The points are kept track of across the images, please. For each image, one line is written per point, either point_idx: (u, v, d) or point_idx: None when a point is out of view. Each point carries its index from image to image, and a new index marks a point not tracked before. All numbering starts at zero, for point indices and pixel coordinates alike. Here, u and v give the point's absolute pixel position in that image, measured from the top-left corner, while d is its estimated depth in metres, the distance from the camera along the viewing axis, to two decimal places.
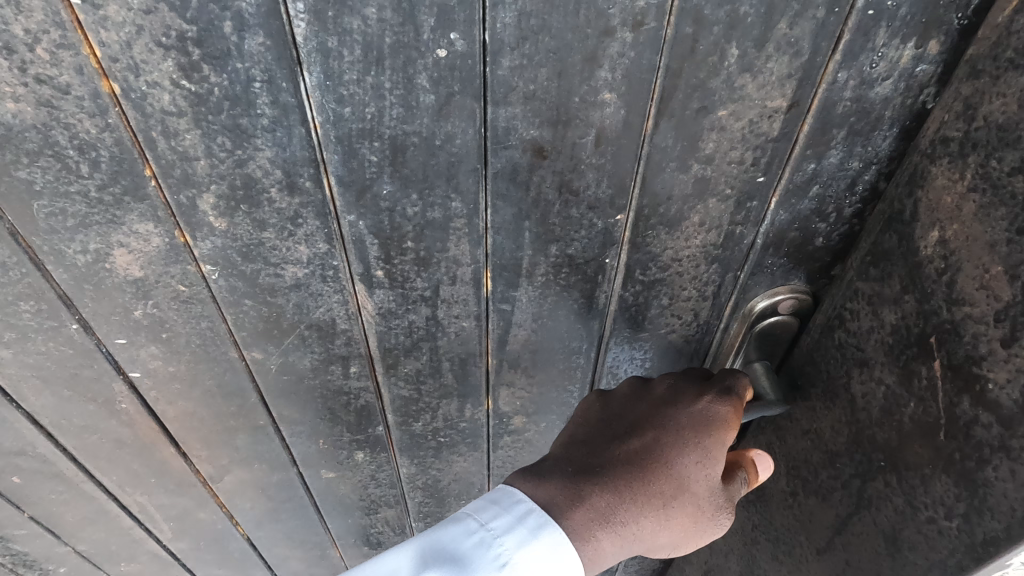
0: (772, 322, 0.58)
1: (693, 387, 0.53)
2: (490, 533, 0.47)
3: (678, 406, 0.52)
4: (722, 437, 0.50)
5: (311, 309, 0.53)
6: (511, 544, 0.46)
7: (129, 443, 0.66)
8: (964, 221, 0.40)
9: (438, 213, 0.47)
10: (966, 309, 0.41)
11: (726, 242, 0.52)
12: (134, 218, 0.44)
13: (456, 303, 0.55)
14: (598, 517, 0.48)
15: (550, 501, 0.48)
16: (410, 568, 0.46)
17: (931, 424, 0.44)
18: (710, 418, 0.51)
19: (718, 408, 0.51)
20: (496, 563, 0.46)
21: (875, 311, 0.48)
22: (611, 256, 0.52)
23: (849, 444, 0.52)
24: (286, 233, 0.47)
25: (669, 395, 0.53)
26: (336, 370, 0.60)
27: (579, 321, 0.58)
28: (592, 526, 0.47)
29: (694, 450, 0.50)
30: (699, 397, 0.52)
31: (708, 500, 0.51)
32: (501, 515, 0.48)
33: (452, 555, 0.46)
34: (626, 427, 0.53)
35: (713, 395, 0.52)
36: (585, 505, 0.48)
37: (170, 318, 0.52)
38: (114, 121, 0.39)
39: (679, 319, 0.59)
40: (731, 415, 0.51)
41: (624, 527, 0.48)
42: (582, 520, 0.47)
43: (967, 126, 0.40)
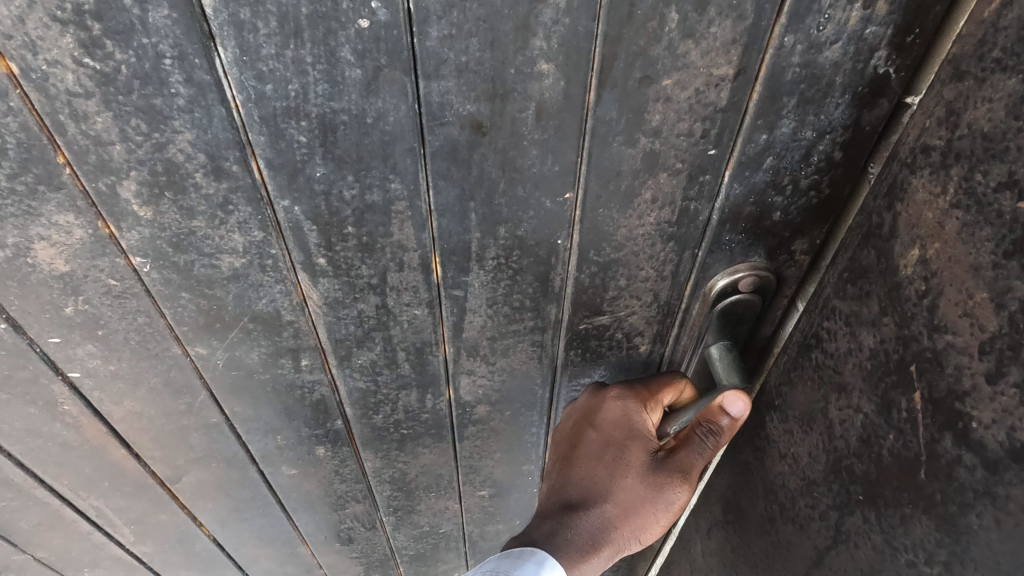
0: (733, 300, 0.57)
1: (605, 389, 0.61)
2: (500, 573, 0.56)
3: (594, 415, 0.61)
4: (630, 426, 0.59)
5: (253, 301, 0.51)
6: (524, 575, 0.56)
7: (77, 446, 0.64)
8: (947, 242, 0.39)
9: (377, 195, 0.45)
10: (948, 338, 0.39)
11: (681, 219, 0.50)
12: (51, 208, 0.42)
13: (406, 290, 0.53)
14: (574, 533, 0.58)
15: (534, 539, 0.59)
16: None
17: (911, 461, 0.42)
18: (615, 414, 0.60)
19: (619, 405, 0.60)
20: None
21: (853, 333, 0.47)
22: (564, 237, 0.50)
23: (829, 473, 0.51)
24: (217, 221, 0.44)
25: (589, 406, 0.62)
26: (286, 363, 0.58)
27: (536, 305, 0.56)
28: (568, 543, 0.58)
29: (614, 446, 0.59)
30: (606, 400, 0.61)
31: (654, 482, 0.58)
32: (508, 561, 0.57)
33: None
34: (571, 446, 0.62)
35: (615, 394, 0.60)
36: (560, 529, 0.59)
37: (104, 314, 0.50)
38: (16, 104, 0.36)
39: (639, 300, 0.57)
40: (632, 405, 0.59)
41: (597, 534, 0.58)
42: (561, 542, 0.58)
43: (949, 134, 0.39)
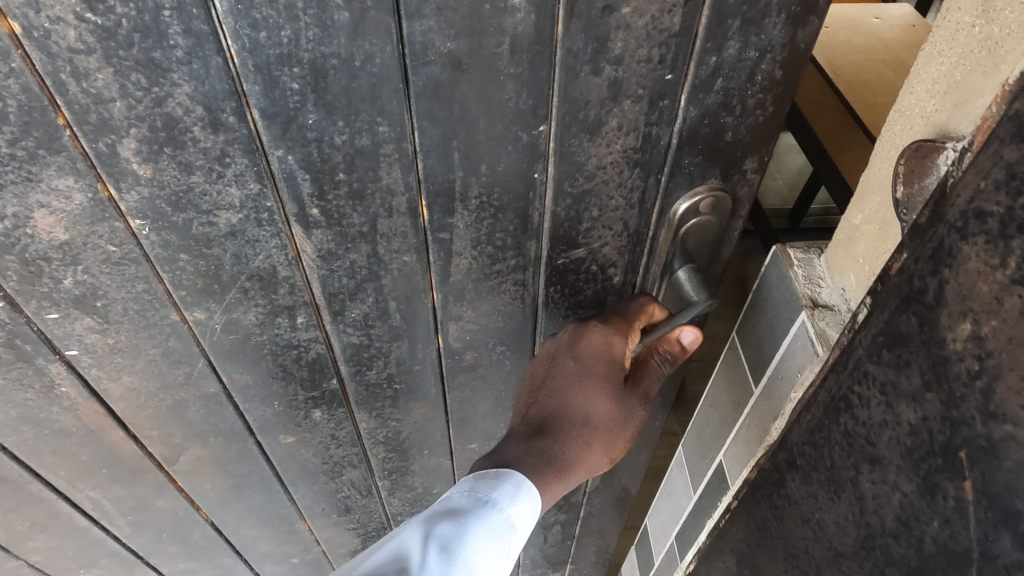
0: (694, 223, 0.62)
1: (590, 323, 0.63)
2: (483, 496, 0.61)
3: (576, 348, 0.63)
4: (613, 359, 0.61)
5: (250, 258, 0.53)
6: (507, 502, 0.61)
7: (74, 433, 0.64)
8: (1006, 320, 0.29)
9: (366, 139, 0.47)
10: (1007, 429, 0.29)
11: (644, 144, 0.55)
12: (51, 173, 0.43)
13: (396, 236, 0.56)
14: (546, 456, 0.63)
15: (506, 459, 0.63)
16: (419, 535, 0.61)
17: (960, 555, 0.32)
18: (597, 348, 0.62)
19: (602, 341, 0.62)
20: (500, 518, 0.60)
21: (888, 403, 0.38)
22: (540, 171, 0.54)
23: (859, 545, 0.40)
24: (215, 175, 0.46)
25: (572, 340, 0.64)
26: (282, 323, 0.60)
27: (516, 242, 0.60)
28: (540, 468, 0.62)
29: (593, 379, 0.62)
30: (588, 334, 0.63)
31: (623, 409, 0.64)
32: (494, 485, 0.62)
33: (456, 512, 0.61)
34: (549, 376, 0.65)
35: (598, 330, 0.62)
36: (533, 451, 0.63)
37: (103, 284, 0.51)
38: (17, 65, 0.38)
39: (611, 229, 0.62)
40: (614, 340, 0.62)
41: (567, 456, 0.63)
42: (532, 464, 0.62)
43: (1010, 201, 0.29)
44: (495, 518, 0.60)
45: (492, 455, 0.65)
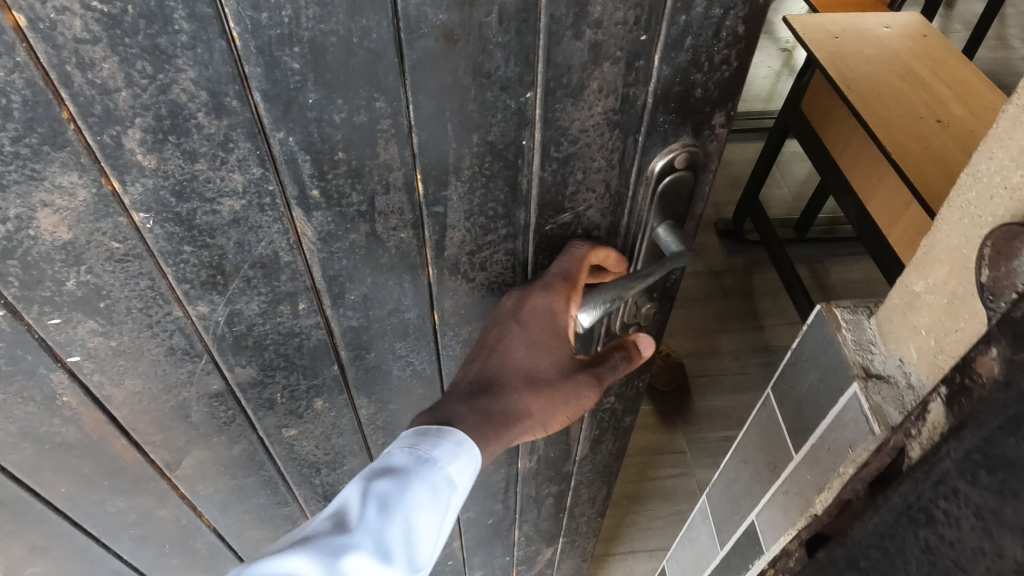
0: (670, 180, 0.64)
1: (535, 287, 0.63)
2: (425, 455, 0.61)
3: (520, 311, 0.63)
4: (557, 326, 0.62)
5: (253, 246, 0.53)
6: (448, 461, 0.61)
7: (75, 445, 0.63)
8: None
9: (364, 116, 0.49)
10: None
11: (623, 106, 0.57)
12: (55, 170, 0.43)
13: (393, 214, 0.57)
14: (486, 413, 0.64)
15: (448, 416, 0.63)
16: (359, 492, 0.60)
17: None
18: (541, 312, 0.63)
19: (545, 305, 0.62)
20: (440, 476, 0.60)
21: (987, 531, 0.33)
22: (527, 138, 0.56)
23: None
24: (218, 161, 0.47)
25: (518, 303, 0.64)
26: (285, 310, 0.60)
27: (507, 211, 0.62)
28: (482, 426, 0.63)
29: (536, 342, 0.64)
30: (533, 299, 0.63)
31: (567, 379, 0.65)
32: (436, 444, 0.61)
33: (396, 470, 0.60)
34: (494, 337, 0.65)
35: (542, 294, 0.62)
36: (475, 408, 0.64)
37: (106, 283, 0.51)
38: (22, 59, 0.38)
39: (594, 192, 0.64)
40: (556, 304, 0.62)
41: (508, 413, 0.65)
42: (473, 421, 0.63)
43: None
44: (435, 476, 0.60)
45: (433, 411, 0.64)
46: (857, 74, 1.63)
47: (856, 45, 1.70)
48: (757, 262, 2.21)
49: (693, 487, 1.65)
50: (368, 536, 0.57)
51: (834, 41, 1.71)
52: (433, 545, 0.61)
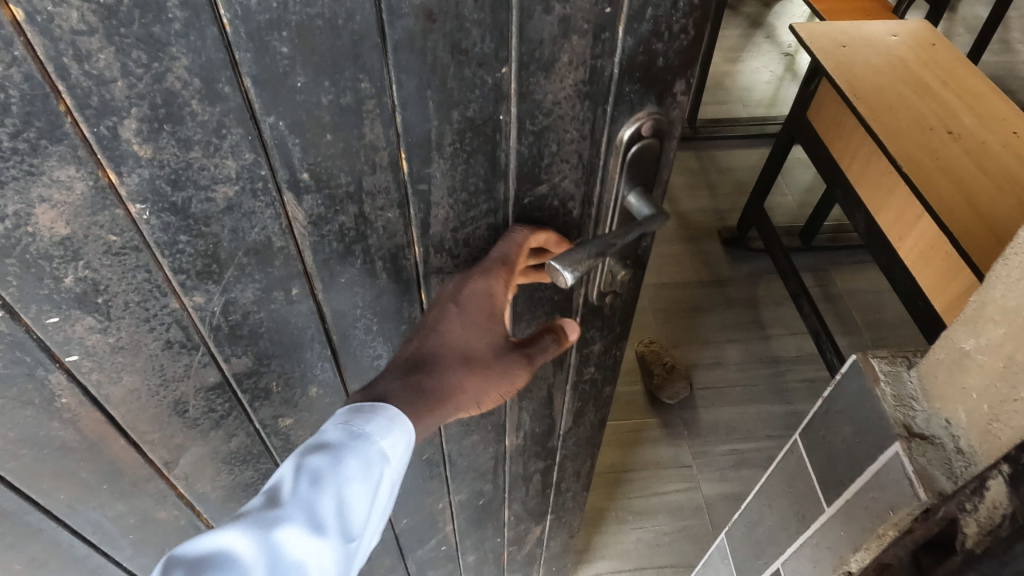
0: (638, 148, 0.65)
1: (473, 270, 0.65)
2: (357, 431, 0.61)
3: (458, 291, 0.65)
4: (492, 310, 0.64)
5: (247, 232, 0.55)
6: (380, 437, 0.61)
7: (74, 449, 0.63)
8: None
9: (350, 97, 0.50)
10: None
11: (592, 78, 0.59)
12: (53, 164, 0.43)
13: (380, 193, 0.59)
14: (418, 389, 0.63)
15: (381, 393, 0.63)
16: (291, 469, 0.60)
17: None
18: (478, 292, 0.64)
19: (483, 285, 0.64)
20: (371, 451, 0.60)
21: None
22: (504, 112, 0.58)
23: None
24: (212, 148, 0.48)
25: (458, 284, 0.66)
26: (278, 296, 0.62)
27: (487, 185, 0.64)
28: (415, 404, 0.63)
29: (471, 320, 0.65)
30: (471, 279, 0.65)
31: (500, 359, 0.66)
32: (368, 420, 0.61)
33: (329, 446, 0.60)
34: (430, 318, 0.66)
35: (480, 275, 0.64)
36: (406, 385, 0.63)
37: (104, 278, 0.51)
38: (21, 53, 0.39)
39: (567, 163, 0.66)
40: (493, 284, 0.64)
41: (439, 392, 0.64)
42: (405, 396, 0.63)
43: None
44: (365, 451, 0.60)
45: (368, 389, 0.64)
46: (867, 85, 1.65)
47: (862, 54, 1.74)
48: (762, 270, 2.27)
49: (700, 502, 1.71)
50: (301, 509, 0.58)
51: (840, 50, 1.75)
52: (367, 513, 0.62)
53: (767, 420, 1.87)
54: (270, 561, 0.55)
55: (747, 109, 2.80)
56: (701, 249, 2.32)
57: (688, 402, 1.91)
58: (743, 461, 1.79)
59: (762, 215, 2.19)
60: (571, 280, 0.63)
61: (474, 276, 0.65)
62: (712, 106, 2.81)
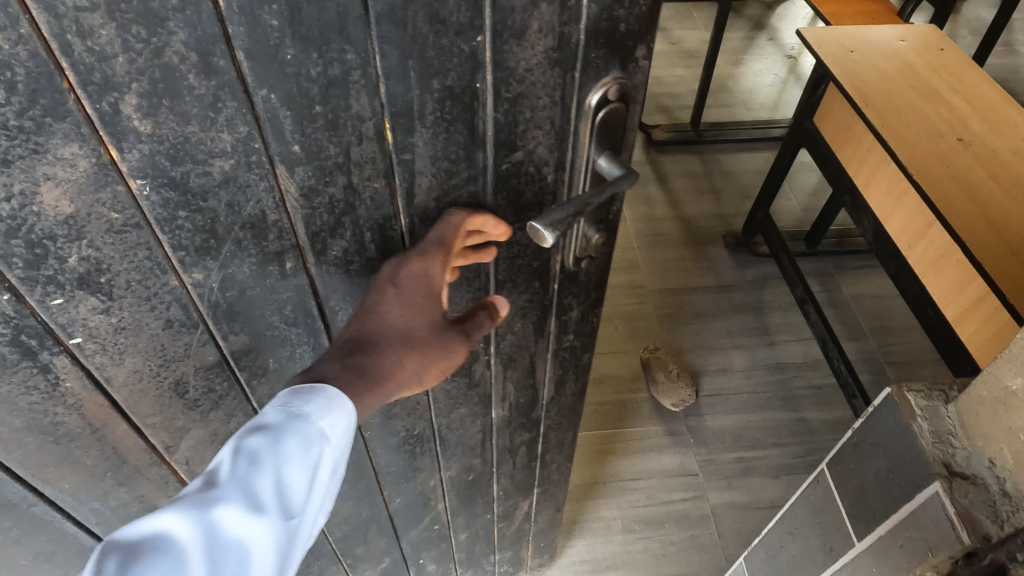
0: (606, 113, 0.66)
1: (411, 252, 0.68)
2: (294, 411, 0.61)
3: (396, 272, 0.67)
4: (430, 288, 0.66)
5: (243, 206, 0.56)
6: (318, 417, 0.61)
7: (78, 435, 0.64)
8: None
9: (337, 68, 0.53)
10: None
11: (561, 45, 0.60)
12: (57, 142, 0.45)
13: (367, 163, 0.61)
14: (358, 370, 0.64)
15: (323, 374, 0.64)
16: (230, 451, 0.60)
17: None
18: (416, 273, 0.66)
19: (420, 265, 0.66)
20: (308, 430, 0.61)
21: None
22: (480, 80, 0.60)
23: None
24: (209, 122, 0.50)
25: (396, 267, 0.68)
26: (273, 270, 0.63)
27: (466, 153, 0.66)
28: (354, 385, 0.63)
29: (410, 300, 0.67)
30: (408, 260, 0.67)
31: (438, 338, 0.67)
32: (305, 400, 0.61)
33: (267, 427, 0.61)
34: (368, 300, 0.68)
35: (418, 256, 0.67)
36: (346, 367, 0.64)
37: (107, 257, 0.53)
38: (26, 31, 0.40)
39: (540, 129, 0.67)
40: (430, 264, 0.67)
41: (379, 372, 0.65)
42: (346, 377, 0.64)
43: None
44: (302, 430, 0.60)
45: (308, 372, 0.65)
46: (873, 87, 1.66)
47: (868, 59, 1.74)
48: (767, 275, 2.30)
49: (706, 511, 1.76)
50: (238, 489, 0.59)
51: (850, 57, 1.75)
52: (309, 494, 0.62)
53: (773, 428, 1.92)
54: (206, 540, 0.56)
55: (748, 110, 2.86)
56: (705, 254, 2.37)
57: (693, 409, 1.96)
58: (748, 469, 1.84)
59: (768, 222, 2.26)
60: (552, 239, 0.65)
61: (412, 258, 0.67)
62: (716, 109, 2.86)
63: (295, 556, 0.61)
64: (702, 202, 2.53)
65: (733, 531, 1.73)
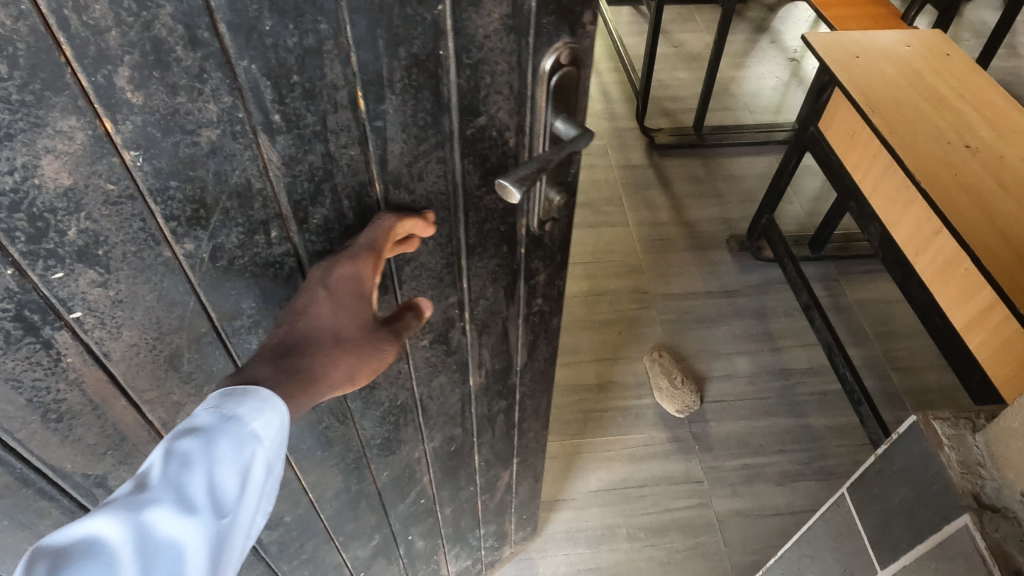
0: (559, 77, 0.71)
1: (341, 255, 0.71)
2: (225, 413, 0.61)
3: (326, 275, 0.70)
4: (361, 290, 0.70)
5: (229, 175, 0.60)
6: (249, 418, 0.61)
7: (80, 412, 0.66)
8: None
9: (312, 38, 0.56)
10: None
11: (515, 12, 0.64)
12: (56, 115, 0.48)
13: (342, 131, 0.65)
14: (292, 370, 0.66)
15: (256, 377, 0.64)
16: (161, 454, 0.60)
17: None
18: (347, 275, 0.70)
19: (353, 267, 0.70)
20: (238, 433, 0.61)
21: None
22: (443, 48, 0.64)
23: None
24: (196, 93, 0.53)
25: (327, 270, 0.71)
26: (260, 239, 0.67)
27: (433, 119, 0.70)
28: (288, 385, 0.65)
29: (341, 301, 0.70)
30: (339, 263, 0.70)
31: (369, 338, 0.71)
32: (237, 403, 0.62)
33: (199, 430, 0.61)
34: (297, 303, 0.70)
35: (349, 259, 0.70)
36: (279, 367, 0.65)
37: (104, 229, 0.56)
38: (27, 7, 0.43)
39: (501, 95, 0.71)
40: (362, 266, 0.70)
41: (311, 372, 0.67)
42: (280, 378, 0.65)
43: None
44: (232, 433, 0.61)
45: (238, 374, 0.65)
46: (880, 95, 1.75)
47: (875, 65, 1.83)
48: (768, 279, 2.42)
49: (711, 519, 1.86)
50: (169, 491, 0.59)
51: (855, 61, 1.85)
52: (243, 492, 0.63)
53: (779, 440, 2.01)
54: (138, 541, 0.57)
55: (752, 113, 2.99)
56: (706, 257, 2.49)
57: (698, 416, 2.06)
58: (755, 475, 1.94)
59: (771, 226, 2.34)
60: (519, 195, 0.71)
61: (343, 261, 0.71)
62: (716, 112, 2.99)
63: (232, 554, 0.62)
64: (706, 207, 2.66)
65: (736, 538, 1.83)
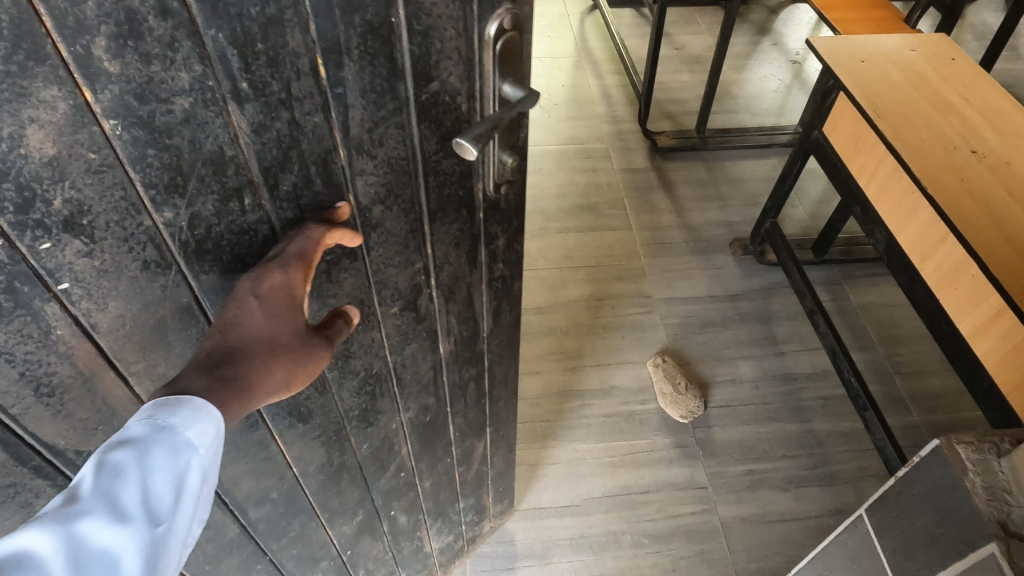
0: (503, 40, 0.78)
1: (270, 265, 0.73)
2: (160, 424, 0.61)
3: (256, 284, 0.71)
4: (294, 296, 0.71)
5: (203, 142, 0.63)
6: (184, 427, 0.61)
7: (71, 385, 0.69)
8: None
9: (273, 8, 0.60)
10: None
11: None
12: (39, 85, 0.51)
13: (306, 99, 0.68)
14: (225, 378, 0.65)
15: (189, 388, 0.64)
16: (92, 469, 0.60)
17: None
18: (279, 283, 0.72)
19: (283, 276, 0.72)
20: (171, 442, 0.61)
21: None
22: (395, 15, 0.68)
23: None
24: (168, 62, 0.56)
25: (257, 280, 0.72)
26: (234, 207, 0.70)
27: (389, 86, 0.74)
28: (222, 393, 0.65)
29: (272, 308, 0.71)
30: (269, 273, 0.72)
31: (303, 343, 0.72)
32: (171, 413, 0.62)
33: (132, 441, 0.61)
34: (226, 316, 0.70)
35: (280, 268, 0.72)
36: (210, 377, 0.65)
37: (87, 198, 0.59)
38: None
39: (451, 60, 0.76)
40: (292, 275, 0.73)
41: (246, 380, 0.66)
42: (214, 387, 0.65)
43: None
44: (166, 442, 0.61)
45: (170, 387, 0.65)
46: (886, 101, 1.91)
47: (879, 68, 2.01)
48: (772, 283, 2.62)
49: (716, 524, 2.01)
50: (102, 503, 0.59)
51: (862, 66, 2.02)
52: (176, 501, 0.63)
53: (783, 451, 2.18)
54: (69, 552, 0.56)
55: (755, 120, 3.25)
56: (708, 262, 2.69)
57: (701, 422, 2.22)
58: (757, 481, 2.10)
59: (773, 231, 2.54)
60: (475, 151, 0.77)
61: (273, 271, 0.72)
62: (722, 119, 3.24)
63: (169, 561, 0.62)
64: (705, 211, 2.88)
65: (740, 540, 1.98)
